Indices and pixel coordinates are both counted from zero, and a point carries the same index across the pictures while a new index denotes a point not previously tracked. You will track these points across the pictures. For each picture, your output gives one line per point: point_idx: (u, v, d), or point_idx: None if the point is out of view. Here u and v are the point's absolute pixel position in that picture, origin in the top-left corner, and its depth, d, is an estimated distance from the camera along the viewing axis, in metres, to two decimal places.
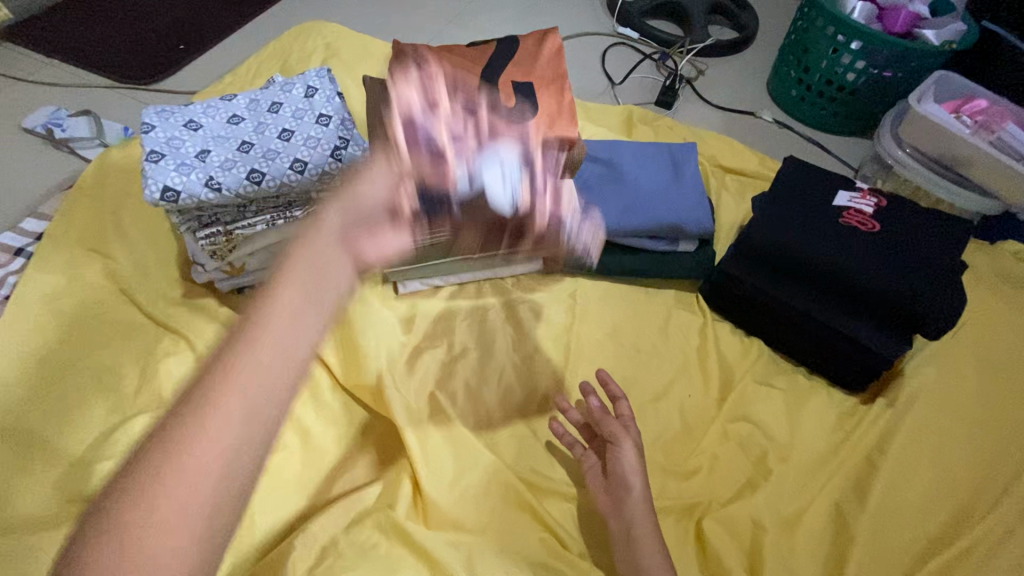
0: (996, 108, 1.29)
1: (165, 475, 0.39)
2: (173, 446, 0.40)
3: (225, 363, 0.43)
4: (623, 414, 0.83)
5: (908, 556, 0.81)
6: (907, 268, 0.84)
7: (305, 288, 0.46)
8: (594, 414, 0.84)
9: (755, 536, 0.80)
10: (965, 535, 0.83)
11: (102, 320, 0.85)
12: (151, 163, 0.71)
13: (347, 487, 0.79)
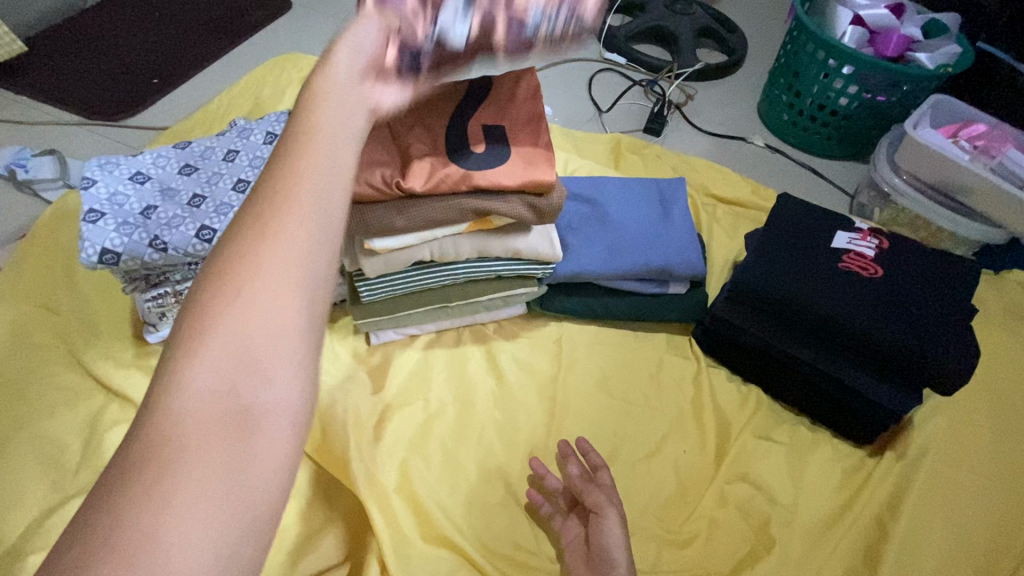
0: (996, 132, 1.26)
1: (224, 344, 0.33)
2: (189, 350, 0.33)
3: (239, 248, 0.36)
4: (606, 483, 0.77)
5: None
6: (914, 317, 0.78)
7: (326, 151, 0.40)
8: (574, 482, 0.77)
9: None
10: None
11: (46, 384, 0.79)
12: (89, 223, 0.65)
13: (310, 569, 0.72)
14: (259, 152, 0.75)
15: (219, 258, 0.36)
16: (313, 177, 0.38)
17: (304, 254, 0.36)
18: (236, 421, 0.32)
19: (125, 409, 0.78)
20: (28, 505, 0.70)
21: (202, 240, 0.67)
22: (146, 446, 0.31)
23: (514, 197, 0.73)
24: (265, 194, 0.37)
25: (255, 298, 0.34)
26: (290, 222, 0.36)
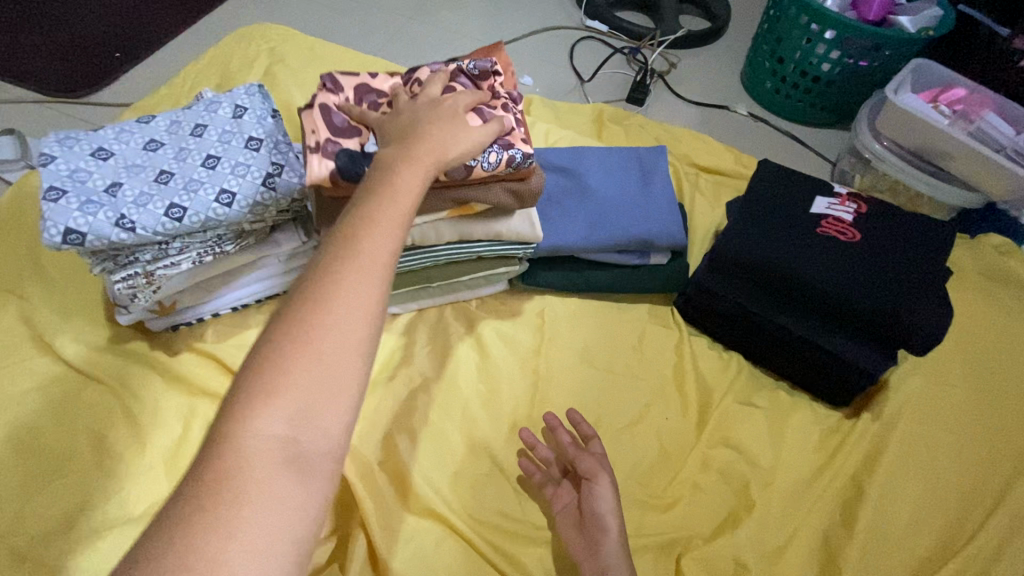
0: (975, 96, 1.26)
1: (288, 384, 0.40)
2: (263, 387, 0.39)
3: (309, 303, 0.42)
4: (596, 450, 0.79)
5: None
6: (890, 281, 0.79)
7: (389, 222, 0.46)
8: (566, 451, 0.79)
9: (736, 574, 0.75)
10: (957, 556, 0.79)
11: (15, 368, 0.77)
12: (51, 202, 0.63)
13: None
14: (228, 127, 0.72)
15: (266, 354, 0.41)
16: (373, 266, 0.44)
17: (346, 360, 0.41)
18: (285, 483, 0.38)
19: (100, 392, 0.76)
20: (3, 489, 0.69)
21: (172, 219, 0.66)
22: (222, 465, 0.38)
23: (494, 185, 0.72)
24: (311, 300, 0.42)
25: (299, 396, 0.40)
26: (333, 330, 0.41)
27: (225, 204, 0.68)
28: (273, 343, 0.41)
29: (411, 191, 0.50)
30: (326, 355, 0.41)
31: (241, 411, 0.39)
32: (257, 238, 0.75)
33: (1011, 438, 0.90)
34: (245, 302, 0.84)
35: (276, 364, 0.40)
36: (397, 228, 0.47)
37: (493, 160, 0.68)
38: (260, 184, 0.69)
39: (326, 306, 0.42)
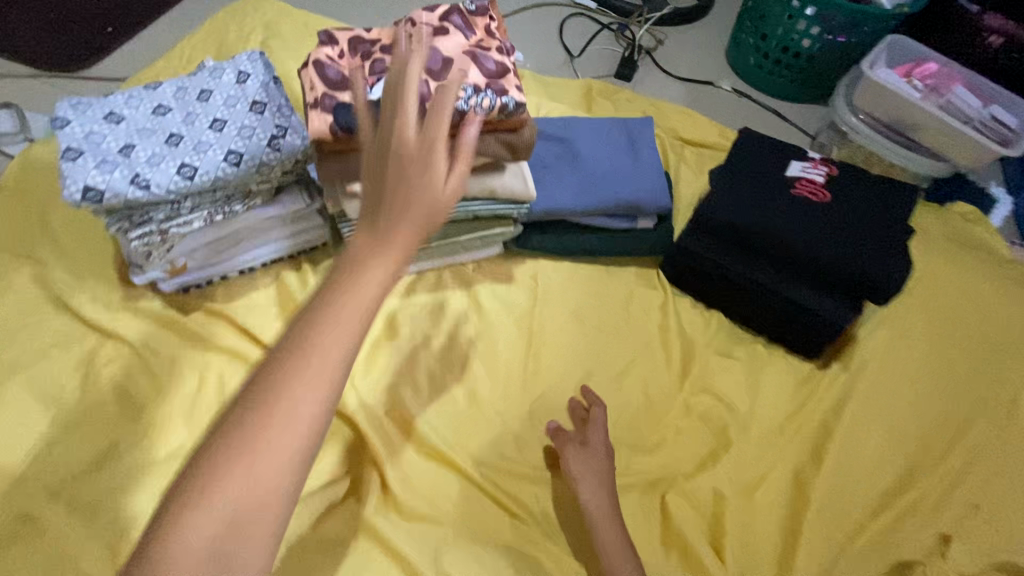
0: (945, 71, 1.33)
1: (245, 439, 0.40)
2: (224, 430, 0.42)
3: (281, 356, 0.42)
4: (593, 420, 0.83)
5: (863, 512, 0.84)
6: (856, 237, 0.85)
7: (376, 262, 0.44)
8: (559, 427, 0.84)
9: (716, 506, 0.82)
10: (914, 488, 0.86)
11: (35, 327, 0.81)
12: (69, 161, 0.66)
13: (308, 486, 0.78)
14: (232, 91, 0.75)
15: (237, 400, 0.43)
16: (348, 319, 0.43)
17: (311, 399, 0.41)
18: (222, 540, 0.39)
19: (118, 347, 0.81)
20: (32, 436, 0.74)
21: (183, 178, 0.69)
22: (175, 508, 0.40)
23: (487, 136, 0.74)
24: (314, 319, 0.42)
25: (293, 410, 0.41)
26: (292, 392, 0.41)
27: (233, 164, 0.71)
28: (255, 372, 0.43)
29: (415, 225, 0.45)
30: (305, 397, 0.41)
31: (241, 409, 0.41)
32: (263, 198, 0.79)
33: (968, 385, 0.97)
34: (251, 262, 0.88)
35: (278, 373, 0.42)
36: (387, 268, 0.44)
37: (484, 107, 0.68)
38: (266, 146, 0.73)
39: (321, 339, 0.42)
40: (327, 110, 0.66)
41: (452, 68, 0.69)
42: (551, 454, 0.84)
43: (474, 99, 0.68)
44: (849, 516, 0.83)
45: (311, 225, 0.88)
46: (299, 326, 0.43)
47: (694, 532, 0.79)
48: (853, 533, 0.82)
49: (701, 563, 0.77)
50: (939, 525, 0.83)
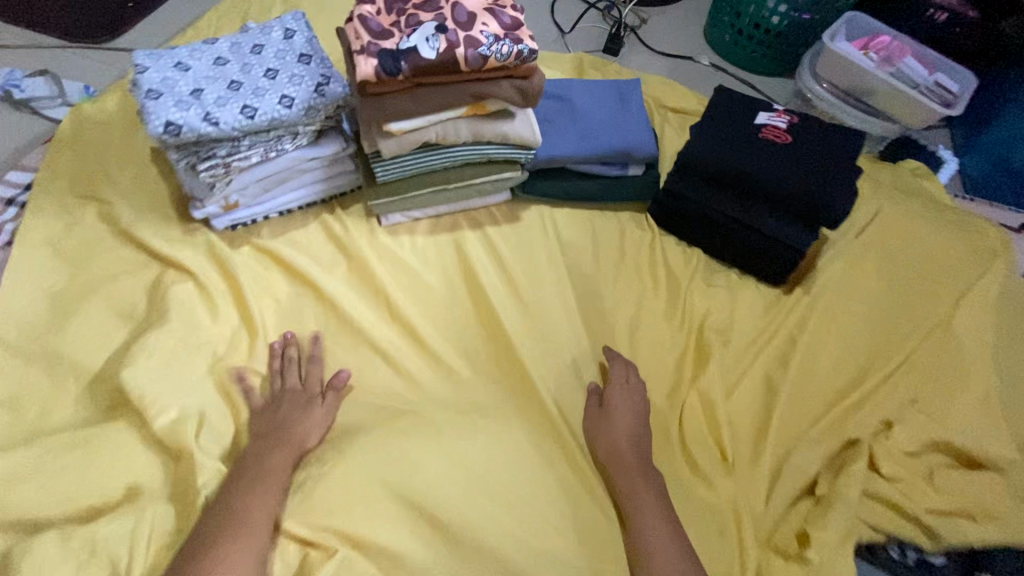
0: (897, 43, 1.48)
1: None
2: None
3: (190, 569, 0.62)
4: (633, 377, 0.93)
5: (823, 406, 0.99)
6: (814, 173, 1.00)
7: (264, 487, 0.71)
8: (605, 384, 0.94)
9: (702, 402, 0.95)
10: (866, 388, 1.01)
11: (107, 257, 0.93)
12: (151, 100, 0.78)
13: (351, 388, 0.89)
14: (282, 46, 0.88)
15: None
16: (259, 522, 0.68)
17: None
18: None
19: (178, 272, 0.91)
20: (112, 345, 0.85)
21: (246, 117, 0.81)
22: None
23: (503, 81, 0.86)
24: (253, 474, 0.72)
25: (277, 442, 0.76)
26: None
27: (287, 107, 0.83)
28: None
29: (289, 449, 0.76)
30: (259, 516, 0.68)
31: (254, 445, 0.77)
32: (308, 140, 0.91)
33: (912, 306, 1.13)
34: (292, 203, 1.00)
35: (254, 458, 0.75)
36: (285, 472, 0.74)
37: (503, 53, 0.82)
38: (314, 92, 0.85)
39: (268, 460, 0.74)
40: (371, 55, 0.80)
41: (476, 21, 0.83)
42: (571, 378, 0.95)
43: (495, 46, 0.81)
44: (810, 409, 0.98)
45: (345, 169, 0.99)
46: (244, 480, 0.72)
47: (681, 423, 0.94)
48: (815, 422, 0.97)
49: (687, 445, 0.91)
50: (885, 415, 0.99)
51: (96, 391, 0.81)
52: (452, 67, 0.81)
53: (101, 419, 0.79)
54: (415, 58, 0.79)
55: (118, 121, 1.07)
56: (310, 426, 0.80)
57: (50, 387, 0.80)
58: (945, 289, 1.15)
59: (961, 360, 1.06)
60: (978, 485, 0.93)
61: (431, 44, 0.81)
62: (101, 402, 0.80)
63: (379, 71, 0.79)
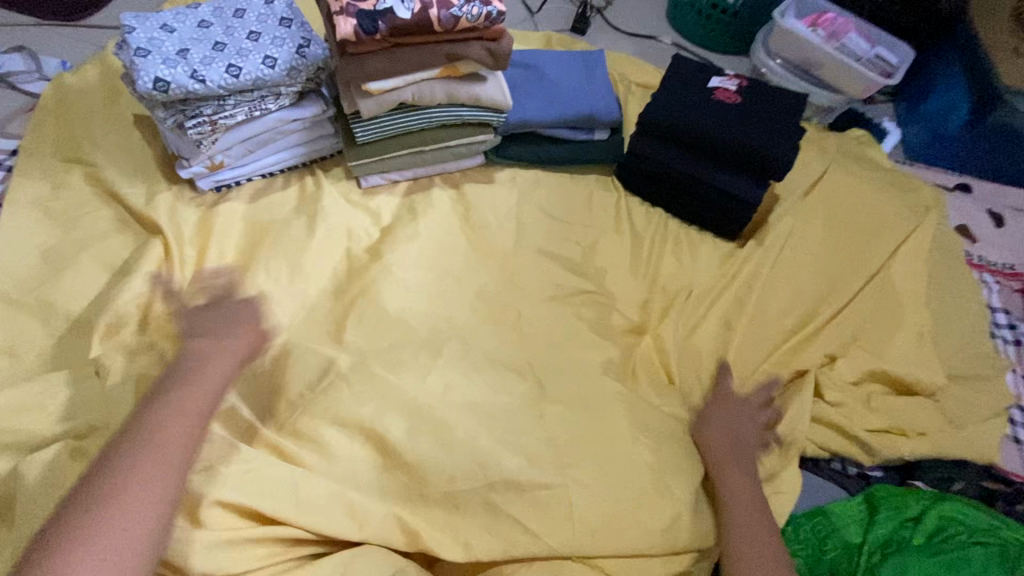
0: (842, 20, 1.58)
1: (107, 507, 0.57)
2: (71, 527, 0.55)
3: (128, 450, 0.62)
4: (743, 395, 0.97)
5: (776, 344, 1.07)
6: (761, 131, 1.09)
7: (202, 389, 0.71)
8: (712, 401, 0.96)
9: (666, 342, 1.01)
10: (816, 326, 1.10)
11: (92, 216, 0.96)
12: (140, 59, 0.83)
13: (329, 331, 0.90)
14: (263, 10, 0.94)
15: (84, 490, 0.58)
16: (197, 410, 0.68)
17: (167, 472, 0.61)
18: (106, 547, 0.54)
19: (158, 226, 0.94)
20: (97, 294, 0.88)
21: (231, 75, 0.87)
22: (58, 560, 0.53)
23: (474, 43, 0.93)
24: (147, 445, 0.62)
25: (179, 408, 0.67)
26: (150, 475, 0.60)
27: (270, 67, 0.89)
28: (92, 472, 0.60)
29: (226, 364, 0.76)
30: (151, 494, 0.59)
31: (152, 409, 0.66)
32: (290, 101, 0.96)
33: (862, 253, 1.20)
34: (276, 167, 1.05)
35: (154, 424, 0.65)
36: (224, 374, 0.75)
37: (472, 14, 0.89)
38: (295, 53, 0.91)
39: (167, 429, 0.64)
40: (350, 15, 0.86)
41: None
42: (547, 323, 0.99)
43: (466, 8, 0.88)
44: (765, 347, 1.06)
45: (325, 132, 1.04)
46: (136, 449, 0.62)
47: (648, 360, 0.99)
48: (768, 359, 1.05)
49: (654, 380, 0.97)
50: (831, 352, 1.07)
51: (83, 336, 0.84)
52: (425, 27, 0.88)
53: (88, 361, 0.81)
54: (391, 19, 0.86)
55: (99, 90, 1.11)
56: (237, 363, 0.78)
57: (44, 333, 0.84)
58: (893, 238, 1.22)
59: (900, 304, 1.14)
60: (911, 411, 1.03)
61: (406, 5, 0.87)
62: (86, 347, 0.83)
63: (358, 30, 0.85)
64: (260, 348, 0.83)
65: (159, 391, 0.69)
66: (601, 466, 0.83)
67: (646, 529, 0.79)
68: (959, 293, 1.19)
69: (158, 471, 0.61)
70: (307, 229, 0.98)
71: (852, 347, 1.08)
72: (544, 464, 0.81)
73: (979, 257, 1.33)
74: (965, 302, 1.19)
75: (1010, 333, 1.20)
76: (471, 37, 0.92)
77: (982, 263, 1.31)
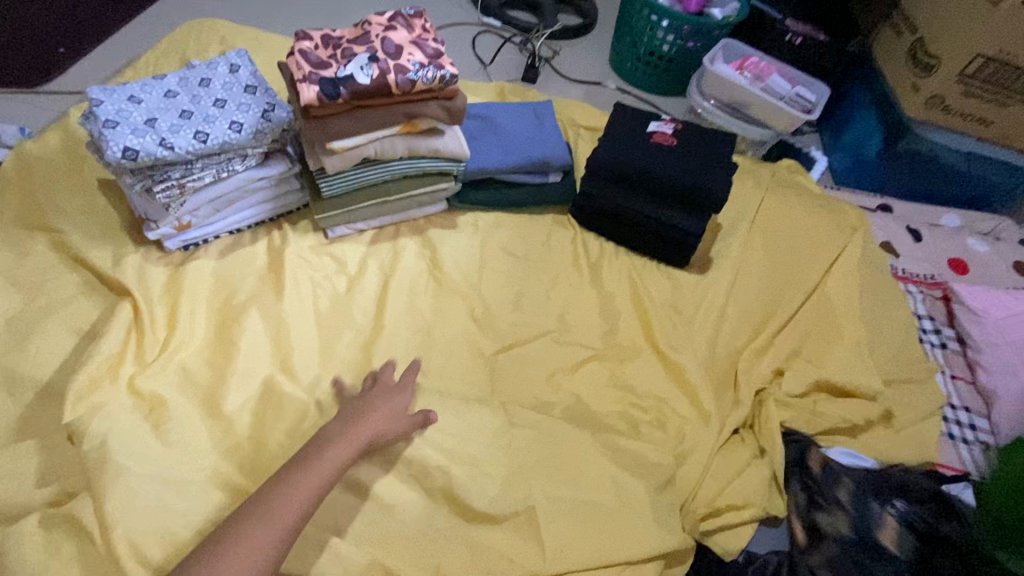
0: (765, 63, 1.72)
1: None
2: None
3: (247, 521, 0.67)
4: None
5: (733, 364, 1.14)
6: (698, 168, 1.19)
7: (322, 465, 0.73)
8: None
9: (630, 369, 1.06)
10: (766, 343, 1.17)
11: (56, 281, 0.96)
12: (109, 130, 0.87)
13: (301, 379, 0.92)
14: (228, 78, 1.00)
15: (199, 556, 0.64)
16: (308, 490, 0.71)
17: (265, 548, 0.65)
18: None
19: (125, 287, 0.95)
20: (64, 360, 0.88)
21: (199, 141, 0.91)
22: None
23: (431, 103, 1.01)
24: (285, 490, 0.70)
25: (322, 453, 0.75)
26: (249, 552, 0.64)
27: (236, 132, 0.94)
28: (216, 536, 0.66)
29: (352, 447, 0.77)
30: (273, 534, 0.66)
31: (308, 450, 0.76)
32: (256, 161, 1.00)
33: (802, 274, 1.29)
34: (243, 224, 1.08)
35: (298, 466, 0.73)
36: (350, 447, 0.77)
37: (427, 77, 0.97)
38: (261, 117, 0.96)
39: (294, 487, 0.70)
40: (313, 83, 0.93)
41: (403, 52, 0.98)
42: (516, 361, 1.03)
43: (421, 72, 0.96)
44: (722, 367, 1.13)
45: (291, 188, 1.08)
46: (282, 485, 0.71)
47: (614, 386, 1.03)
48: (725, 378, 1.12)
49: (621, 405, 1.01)
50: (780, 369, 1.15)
51: (50, 403, 0.84)
52: (384, 90, 0.95)
53: (55, 430, 0.81)
54: (351, 84, 0.93)
55: (61, 157, 1.12)
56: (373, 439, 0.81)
57: (7, 402, 0.83)
58: (828, 258, 1.33)
59: (838, 318, 1.24)
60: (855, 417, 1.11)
61: (365, 72, 0.95)
62: (54, 414, 0.83)
63: (320, 96, 0.92)
64: (407, 427, 0.84)
65: (330, 432, 0.78)
66: (574, 491, 0.87)
67: (621, 547, 0.82)
68: (890, 304, 1.30)
69: (271, 523, 0.67)
70: (276, 280, 1.01)
71: (799, 362, 1.16)
72: (519, 493, 0.85)
73: (903, 270, 1.46)
74: (895, 311, 1.30)
75: (936, 337, 1.32)
76: (429, 96, 1.00)
77: (906, 275, 1.44)
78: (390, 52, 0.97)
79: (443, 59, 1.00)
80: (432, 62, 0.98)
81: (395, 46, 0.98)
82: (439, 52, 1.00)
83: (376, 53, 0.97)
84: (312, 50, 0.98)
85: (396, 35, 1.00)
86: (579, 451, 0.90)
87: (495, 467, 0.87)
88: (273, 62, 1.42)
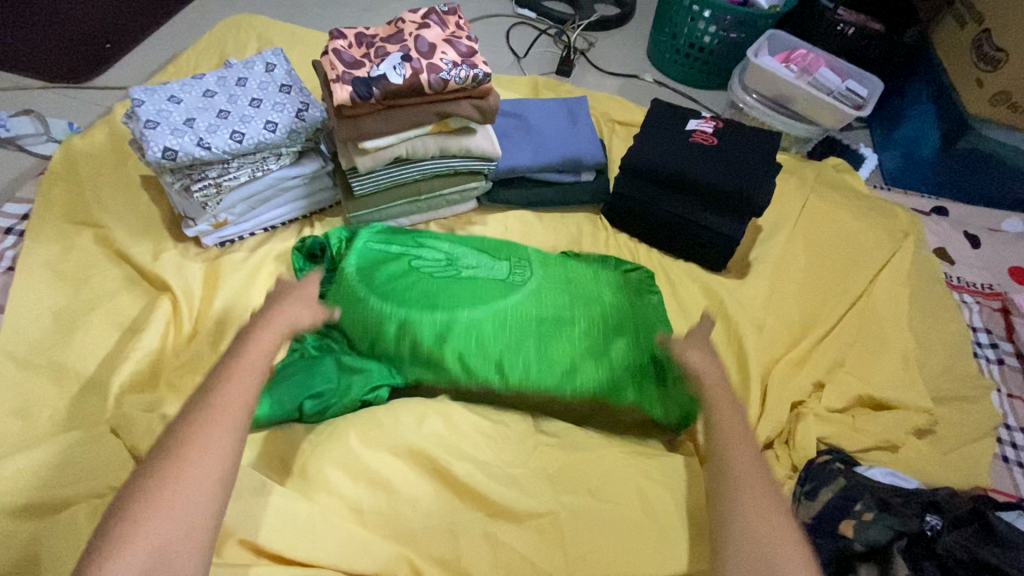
0: (812, 55, 1.59)
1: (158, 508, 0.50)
2: (121, 545, 0.48)
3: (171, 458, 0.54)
4: None
5: (769, 375, 1.09)
6: (738, 169, 1.14)
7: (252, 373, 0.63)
8: None
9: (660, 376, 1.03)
10: (803, 354, 1.13)
11: (100, 274, 1.00)
12: (150, 130, 0.89)
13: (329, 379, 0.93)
14: (263, 78, 1.01)
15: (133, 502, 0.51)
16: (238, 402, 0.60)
17: (213, 475, 0.54)
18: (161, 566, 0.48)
19: (167, 284, 0.99)
20: (107, 353, 0.91)
21: (235, 141, 0.92)
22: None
23: (463, 102, 0.99)
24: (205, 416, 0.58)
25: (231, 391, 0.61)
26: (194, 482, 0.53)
27: (271, 131, 0.95)
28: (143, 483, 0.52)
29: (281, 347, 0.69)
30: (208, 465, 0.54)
31: (145, 466, 0.53)
32: (291, 160, 1.02)
33: (845, 282, 1.23)
34: (276, 221, 1.10)
35: (150, 489, 0.51)
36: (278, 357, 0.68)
37: (460, 76, 0.95)
38: (294, 117, 0.97)
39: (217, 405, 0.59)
40: (347, 82, 0.93)
41: (437, 50, 0.96)
42: None
43: (454, 71, 0.95)
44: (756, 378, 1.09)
45: (324, 186, 1.10)
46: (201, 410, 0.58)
47: None
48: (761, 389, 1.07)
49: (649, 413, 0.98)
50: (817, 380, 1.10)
51: (92, 396, 0.87)
52: (417, 89, 0.94)
53: (98, 422, 0.84)
54: (383, 84, 0.93)
55: (106, 155, 1.15)
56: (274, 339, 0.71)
57: (54, 392, 0.87)
58: (873, 264, 1.26)
59: (884, 328, 1.17)
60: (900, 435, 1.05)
61: (399, 71, 0.94)
62: (96, 406, 0.86)
63: (354, 96, 0.92)
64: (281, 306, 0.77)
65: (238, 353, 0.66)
66: (599, 502, 0.85)
67: (646, 561, 0.80)
68: (941, 314, 1.23)
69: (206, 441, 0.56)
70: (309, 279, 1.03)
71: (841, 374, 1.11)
72: (541, 497, 0.84)
73: (958, 278, 1.37)
74: (947, 323, 1.22)
75: (992, 351, 1.24)
76: (460, 94, 0.99)
77: (961, 284, 1.35)
78: (422, 50, 0.96)
79: (477, 56, 0.98)
80: (466, 62, 0.97)
81: (427, 44, 0.96)
82: (473, 50, 0.99)
83: (410, 52, 0.96)
84: (346, 49, 0.98)
85: (429, 31, 0.98)
86: (603, 457, 0.90)
87: (519, 472, 0.87)
88: (308, 59, 1.44)
